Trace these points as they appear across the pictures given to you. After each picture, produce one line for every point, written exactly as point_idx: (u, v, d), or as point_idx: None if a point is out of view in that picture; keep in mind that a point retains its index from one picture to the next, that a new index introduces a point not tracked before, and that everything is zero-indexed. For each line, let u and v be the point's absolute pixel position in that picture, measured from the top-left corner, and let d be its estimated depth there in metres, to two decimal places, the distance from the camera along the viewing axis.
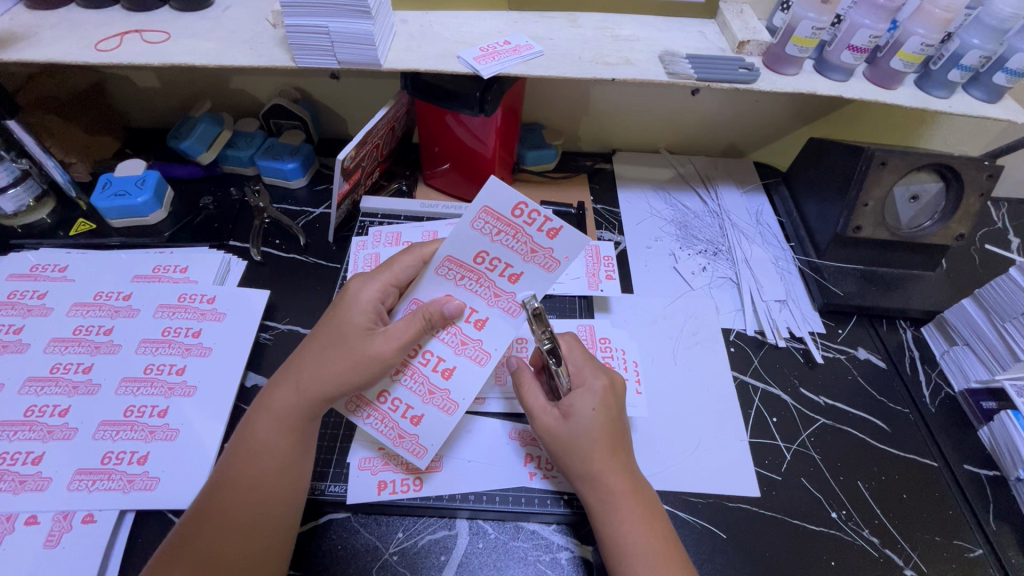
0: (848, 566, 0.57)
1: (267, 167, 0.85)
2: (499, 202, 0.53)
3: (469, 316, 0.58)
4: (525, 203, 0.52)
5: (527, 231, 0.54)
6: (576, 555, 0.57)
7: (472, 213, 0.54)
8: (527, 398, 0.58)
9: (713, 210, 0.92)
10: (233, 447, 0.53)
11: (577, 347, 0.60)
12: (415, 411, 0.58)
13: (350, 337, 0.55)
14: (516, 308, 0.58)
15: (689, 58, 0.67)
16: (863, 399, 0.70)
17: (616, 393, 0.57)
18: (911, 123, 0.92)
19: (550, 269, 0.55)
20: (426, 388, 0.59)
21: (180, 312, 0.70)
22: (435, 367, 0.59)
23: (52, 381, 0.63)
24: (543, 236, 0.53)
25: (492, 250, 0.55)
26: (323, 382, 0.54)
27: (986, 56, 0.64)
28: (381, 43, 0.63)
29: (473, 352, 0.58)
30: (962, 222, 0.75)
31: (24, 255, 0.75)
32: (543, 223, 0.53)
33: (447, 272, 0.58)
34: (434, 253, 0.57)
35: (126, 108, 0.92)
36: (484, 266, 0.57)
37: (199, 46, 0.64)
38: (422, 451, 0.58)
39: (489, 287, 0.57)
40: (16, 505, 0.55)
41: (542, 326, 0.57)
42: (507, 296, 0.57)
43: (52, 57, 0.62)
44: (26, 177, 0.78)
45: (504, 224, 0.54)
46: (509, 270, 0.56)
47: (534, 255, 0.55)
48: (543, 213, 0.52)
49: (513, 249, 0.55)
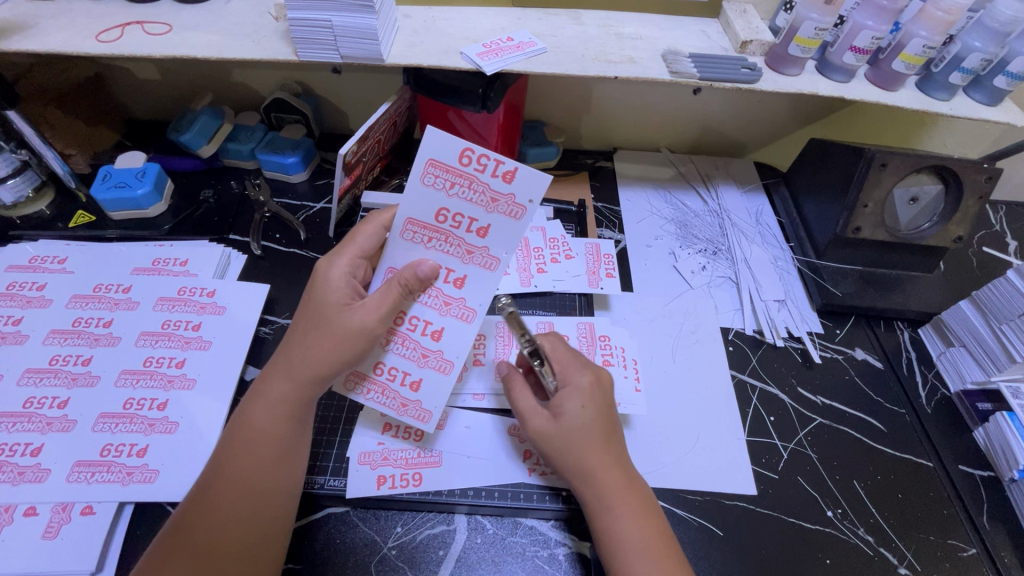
0: (843, 565, 0.58)
1: (268, 161, 0.85)
2: (445, 152, 0.53)
3: (448, 277, 0.56)
4: (472, 148, 0.52)
5: (482, 178, 0.53)
6: (573, 551, 0.57)
7: (422, 169, 0.53)
8: (517, 401, 0.57)
9: (713, 210, 0.92)
10: (228, 437, 0.53)
11: (561, 346, 0.60)
12: (413, 376, 0.58)
13: (329, 314, 0.54)
14: (493, 261, 0.56)
15: (692, 57, 0.67)
16: (860, 399, 0.71)
17: (603, 389, 0.57)
18: (911, 124, 0.92)
19: (517, 217, 0.53)
20: (420, 352, 0.58)
21: (179, 304, 0.70)
22: (425, 331, 0.58)
23: (51, 372, 0.63)
24: (499, 181, 0.52)
25: (452, 206, 0.54)
26: (313, 364, 0.53)
27: (986, 59, 0.64)
28: (384, 38, 0.63)
29: (459, 310, 0.57)
30: (961, 225, 0.75)
31: (23, 246, 0.74)
32: (496, 166, 0.52)
33: (413, 236, 0.56)
34: (395, 219, 0.56)
35: (126, 100, 0.91)
36: (448, 223, 0.55)
37: (201, 39, 0.64)
38: (427, 415, 0.58)
39: (459, 245, 0.55)
40: (15, 496, 0.55)
41: (518, 329, 0.58)
42: (480, 251, 0.55)
43: (52, 48, 0.61)
44: (26, 168, 0.78)
45: (455, 175, 0.53)
46: (475, 224, 0.54)
47: (495, 203, 0.53)
48: (493, 156, 0.52)
49: (472, 201, 0.54)
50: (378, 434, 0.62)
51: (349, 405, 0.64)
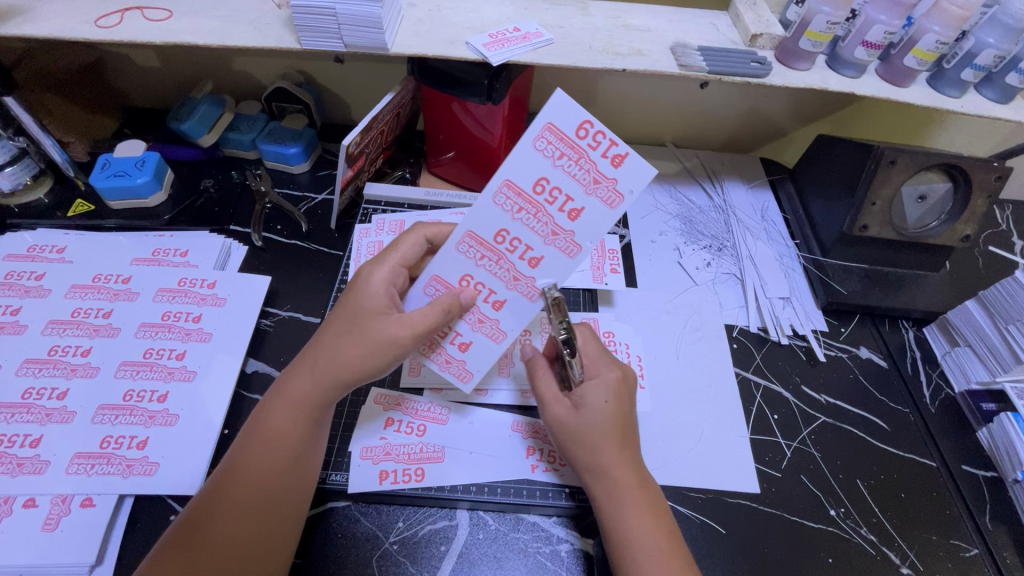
0: (845, 564, 0.58)
1: (269, 151, 0.84)
2: (564, 118, 0.49)
3: (524, 254, 0.54)
4: (592, 121, 0.48)
5: (591, 156, 0.50)
6: (576, 547, 0.57)
7: (536, 131, 0.49)
8: (541, 386, 0.58)
9: (718, 206, 0.92)
10: (248, 432, 0.52)
11: (593, 340, 0.58)
12: (465, 338, 0.58)
13: (363, 320, 0.53)
14: (575, 248, 0.52)
15: (701, 50, 0.66)
16: (865, 399, 0.71)
17: (628, 388, 0.56)
18: (921, 121, 0.91)
19: (613, 206, 0.51)
20: (477, 318, 0.57)
21: (180, 296, 0.69)
22: (486, 298, 0.56)
23: (50, 363, 0.62)
24: (607, 163, 0.49)
25: (553, 179, 0.51)
26: (340, 368, 0.52)
27: (999, 56, 0.63)
28: (388, 27, 0.61)
29: (524, 288, 0.55)
30: (969, 223, 0.74)
31: (21, 235, 0.73)
32: (609, 148, 0.49)
33: (506, 201, 0.52)
34: (492, 178, 0.52)
35: (124, 87, 0.90)
36: (543, 197, 0.51)
37: (201, 25, 0.63)
38: (467, 376, 0.59)
39: (547, 224, 0.52)
40: (14, 488, 0.54)
41: (560, 316, 0.54)
42: (566, 234, 0.52)
43: (49, 33, 0.60)
44: (24, 156, 0.77)
45: (567, 145, 0.49)
46: (570, 205, 0.51)
47: (596, 186, 0.50)
48: (610, 137, 0.49)
49: (575, 178, 0.50)
50: (380, 429, 0.62)
51: (350, 401, 0.64)
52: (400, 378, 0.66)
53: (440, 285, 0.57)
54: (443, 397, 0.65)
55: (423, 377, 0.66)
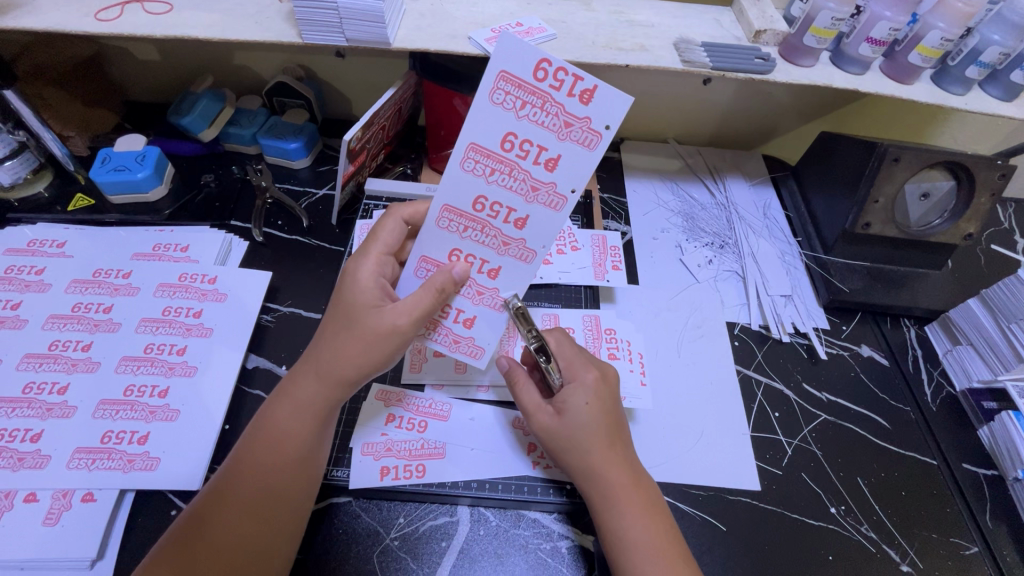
0: (845, 561, 0.58)
1: (270, 146, 0.84)
2: (518, 62, 0.44)
3: (508, 216, 0.51)
4: (550, 59, 0.43)
5: (556, 98, 0.45)
6: (575, 544, 0.57)
7: (490, 83, 0.45)
8: (522, 397, 0.57)
9: (720, 203, 0.91)
10: (251, 433, 0.52)
11: (567, 342, 0.59)
12: (468, 314, 0.57)
13: (359, 315, 0.52)
14: (560, 201, 0.50)
15: (705, 46, 0.66)
16: (866, 397, 0.71)
17: (609, 385, 0.57)
18: (925, 119, 0.90)
19: (591, 146, 0.47)
20: (475, 290, 0.56)
21: (180, 291, 0.69)
22: (481, 269, 0.55)
23: (51, 357, 0.62)
24: (576, 102, 0.45)
25: (520, 131, 0.47)
26: (344, 366, 0.52)
27: (1005, 53, 0.63)
28: (390, 21, 0.61)
29: (517, 250, 0.53)
30: (972, 222, 0.74)
31: (21, 230, 0.73)
32: (574, 83, 0.44)
33: (474, 165, 0.49)
34: (455, 145, 0.48)
35: (124, 80, 0.89)
36: (514, 152, 0.48)
37: (203, 19, 0.62)
38: (480, 352, 0.59)
39: (524, 180, 0.49)
40: (15, 483, 0.54)
41: (526, 325, 0.56)
42: (547, 188, 0.49)
43: (50, 26, 0.60)
44: (24, 150, 0.77)
45: (527, 91, 0.45)
46: (544, 155, 0.48)
47: (569, 129, 0.46)
48: (573, 71, 0.44)
49: (544, 125, 0.46)
50: (382, 425, 0.62)
51: (351, 398, 0.64)
52: (401, 374, 0.66)
53: (429, 265, 0.55)
54: (444, 393, 0.65)
55: (424, 374, 0.66)
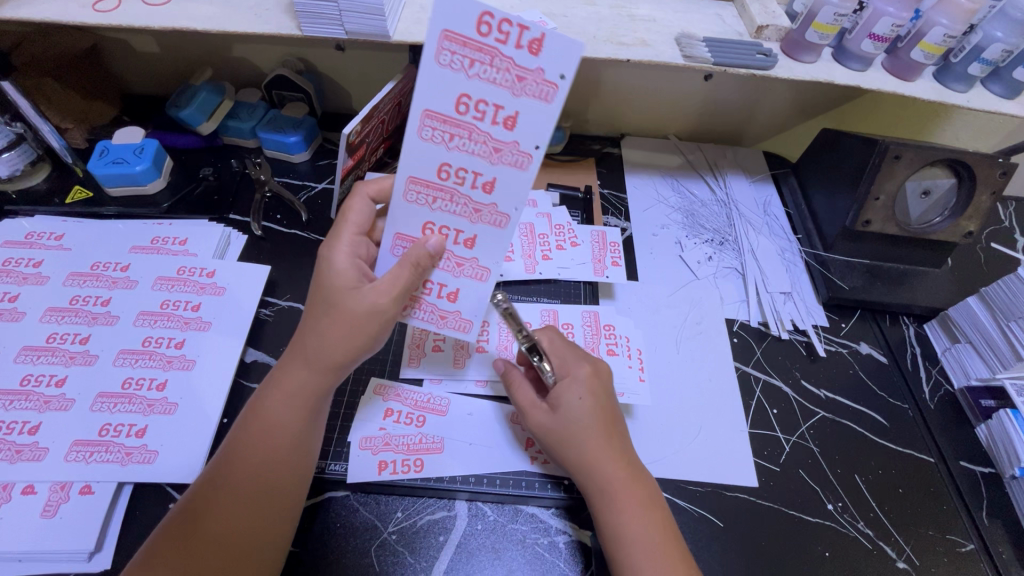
0: (841, 557, 0.58)
1: (269, 139, 0.83)
2: (460, 18, 0.42)
3: (475, 181, 0.49)
4: (491, 11, 0.41)
5: (505, 52, 0.42)
6: (573, 539, 0.57)
7: (434, 45, 0.43)
8: (517, 394, 0.58)
9: (720, 199, 0.91)
10: (244, 423, 0.52)
11: (559, 340, 0.60)
12: (449, 288, 0.56)
13: (339, 297, 0.52)
14: (524, 159, 0.47)
15: (706, 41, 0.65)
16: (863, 394, 0.71)
17: (601, 380, 0.57)
18: (926, 116, 0.90)
19: (549, 99, 0.44)
20: (454, 262, 0.54)
21: (178, 284, 0.69)
22: (456, 239, 0.53)
23: (49, 350, 0.62)
24: (525, 53, 0.42)
25: (472, 91, 0.44)
26: (331, 351, 0.52)
27: (1008, 50, 0.62)
28: (390, 13, 0.61)
29: (490, 217, 0.51)
30: (973, 219, 0.74)
31: (19, 222, 0.73)
32: (519, 33, 0.41)
33: (432, 133, 0.47)
34: (409, 115, 0.46)
35: (122, 72, 0.89)
36: (470, 114, 0.45)
37: (202, 11, 0.62)
38: (468, 325, 0.58)
39: (485, 142, 0.46)
40: (13, 475, 0.54)
41: (514, 323, 0.60)
42: (509, 147, 0.46)
43: (48, 16, 0.59)
44: (21, 142, 0.76)
45: (473, 48, 0.43)
46: (501, 114, 0.45)
47: (522, 83, 0.43)
48: (515, 20, 0.40)
49: (495, 82, 0.44)
50: (380, 419, 0.62)
51: (350, 391, 0.64)
52: (400, 368, 0.66)
53: (405, 241, 0.54)
54: (443, 387, 0.65)
55: (424, 367, 0.66)
